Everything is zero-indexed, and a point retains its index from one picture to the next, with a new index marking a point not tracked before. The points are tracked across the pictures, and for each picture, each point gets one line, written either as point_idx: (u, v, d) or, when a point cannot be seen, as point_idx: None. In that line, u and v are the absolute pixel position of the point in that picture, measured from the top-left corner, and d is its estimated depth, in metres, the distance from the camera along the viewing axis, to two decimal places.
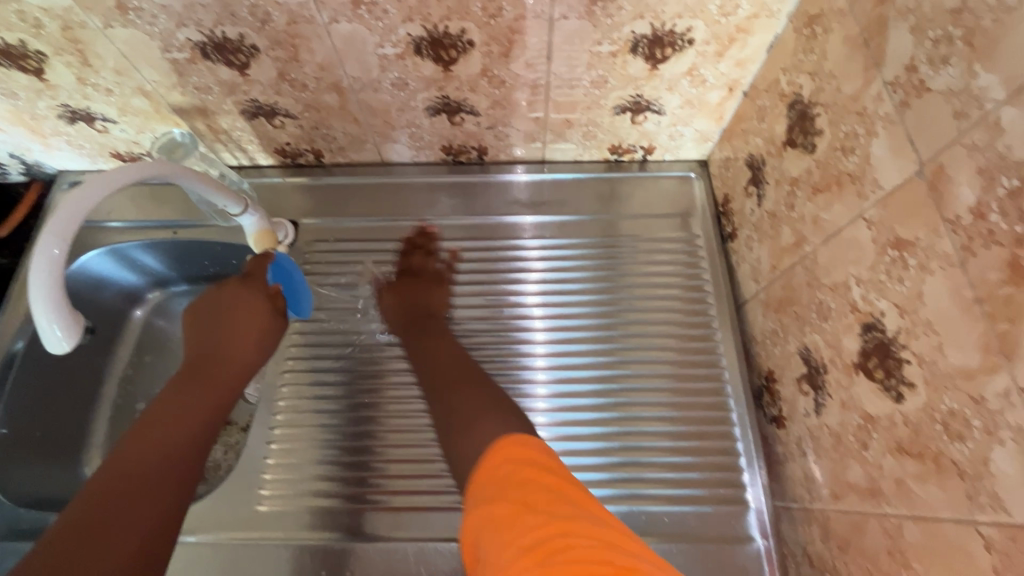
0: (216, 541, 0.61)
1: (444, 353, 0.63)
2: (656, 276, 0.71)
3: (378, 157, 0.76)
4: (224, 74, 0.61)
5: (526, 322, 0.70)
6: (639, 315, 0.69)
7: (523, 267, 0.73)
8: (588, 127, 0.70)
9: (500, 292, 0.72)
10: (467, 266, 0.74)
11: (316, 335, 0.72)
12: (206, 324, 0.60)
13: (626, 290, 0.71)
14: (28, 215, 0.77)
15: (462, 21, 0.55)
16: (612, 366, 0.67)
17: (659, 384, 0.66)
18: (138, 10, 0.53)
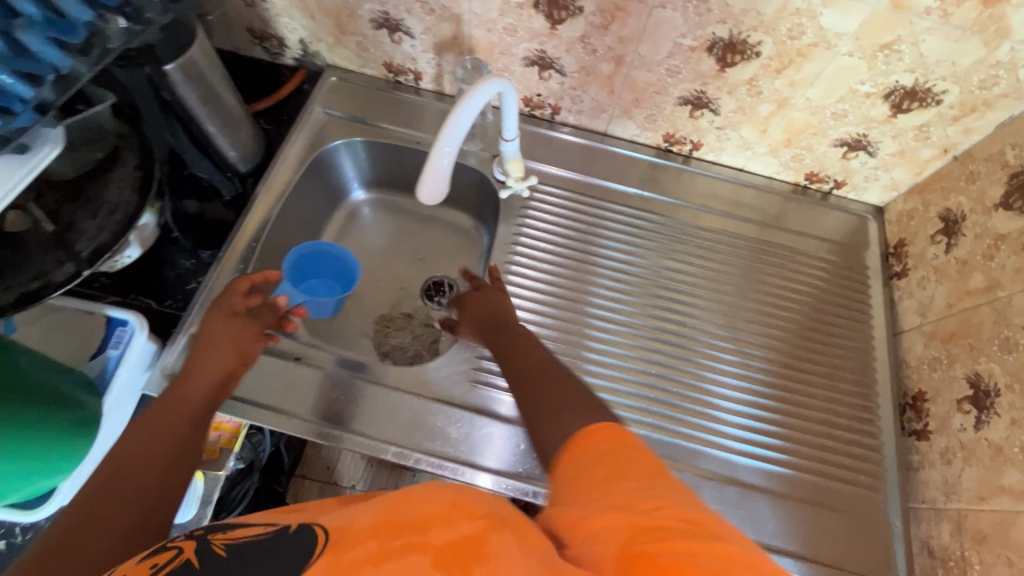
0: (423, 395, 0.71)
1: (514, 355, 0.62)
2: (823, 291, 0.81)
3: (603, 127, 0.87)
4: (538, 24, 0.72)
5: (568, 256, 0.81)
6: (802, 319, 0.79)
7: (578, 207, 0.84)
8: (802, 150, 0.80)
9: (552, 226, 0.83)
10: (650, 231, 0.84)
11: (501, 245, 0.81)
12: (201, 349, 0.62)
13: (717, 270, 0.82)
14: (291, 94, 0.88)
15: (764, 34, 0.66)
16: (671, 332, 0.77)
17: (769, 364, 0.75)
18: None
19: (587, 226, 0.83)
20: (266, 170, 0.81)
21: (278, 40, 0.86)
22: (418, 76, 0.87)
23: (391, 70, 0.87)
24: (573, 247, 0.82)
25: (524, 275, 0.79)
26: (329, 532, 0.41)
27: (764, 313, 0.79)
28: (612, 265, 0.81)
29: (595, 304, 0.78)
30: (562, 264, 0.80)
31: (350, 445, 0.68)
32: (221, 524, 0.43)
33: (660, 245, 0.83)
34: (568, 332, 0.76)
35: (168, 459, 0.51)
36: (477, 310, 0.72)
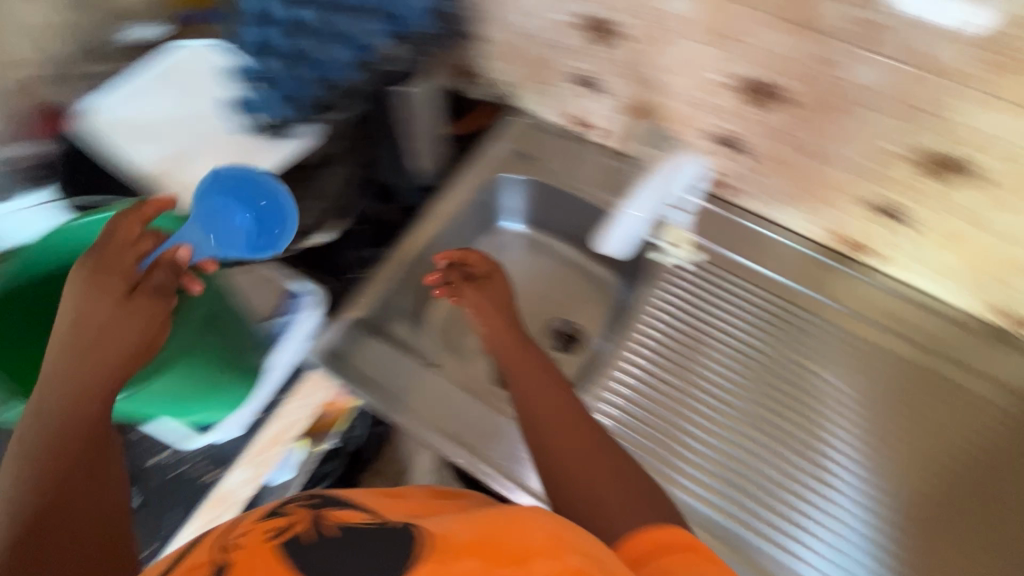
0: None
1: (544, 410, 0.62)
2: (995, 447, 0.72)
3: (771, 214, 0.85)
4: (737, 105, 0.73)
5: (703, 338, 0.81)
6: (960, 472, 0.71)
7: (726, 291, 0.84)
8: (1002, 285, 0.73)
9: (694, 304, 0.83)
10: (790, 327, 0.82)
11: (640, 311, 0.84)
12: (74, 352, 0.48)
13: (866, 394, 0.76)
14: (475, 126, 0.95)
15: (994, 159, 0.61)
16: (787, 439, 0.74)
17: (904, 512, 0.70)
18: (735, 41, 0.67)
19: (730, 313, 0.82)
20: (442, 187, 0.88)
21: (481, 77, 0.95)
22: (598, 131, 0.91)
23: (574, 121, 0.93)
24: (710, 330, 0.82)
25: (654, 346, 0.81)
26: (434, 535, 0.47)
27: (898, 437, 0.74)
28: (735, 355, 0.80)
29: (711, 393, 0.78)
30: (694, 344, 0.81)
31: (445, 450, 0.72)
32: (329, 502, 0.50)
33: (792, 344, 0.80)
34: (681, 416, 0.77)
35: (92, 492, 0.46)
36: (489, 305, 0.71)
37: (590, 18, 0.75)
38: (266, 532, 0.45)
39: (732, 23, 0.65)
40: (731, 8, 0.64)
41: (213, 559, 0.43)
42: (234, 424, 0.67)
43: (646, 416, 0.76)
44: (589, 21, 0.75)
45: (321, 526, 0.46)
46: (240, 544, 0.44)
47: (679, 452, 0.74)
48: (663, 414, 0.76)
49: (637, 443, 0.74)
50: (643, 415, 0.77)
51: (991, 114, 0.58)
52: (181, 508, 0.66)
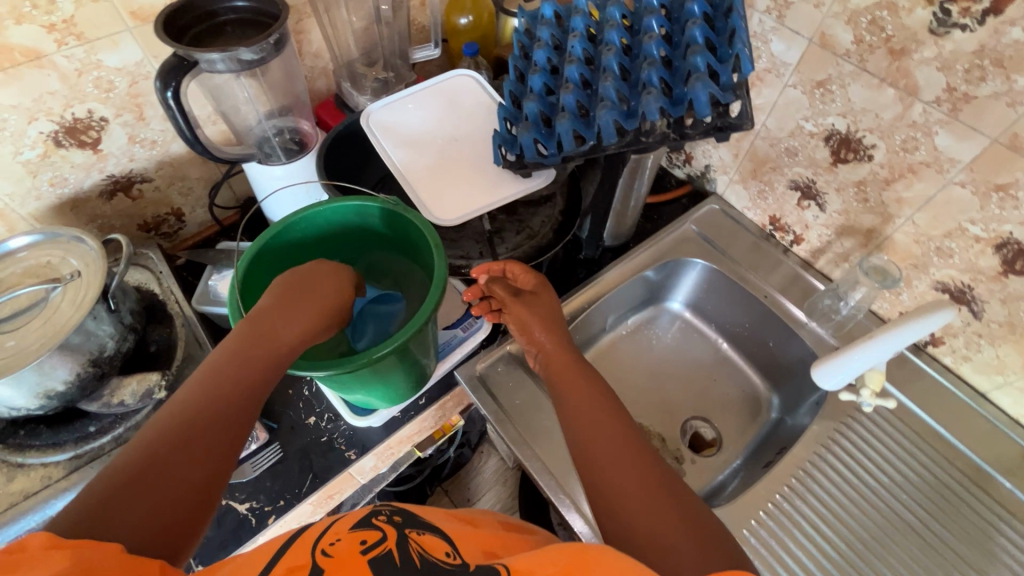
0: None
1: (592, 442, 0.55)
2: None
3: (984, 386, 0.74)
4: (985, 262, 0.66)
5: (875, 497, 0.72)
6: None
7: (911, 454, 0.74)
8: None
9: (871, 455, 0.74)
10: (977, 518, 0.69)
11: (809, 441, 0.76)
12: (281, 300, 0.52)
13: None
14: (667, 200, 0.97)
15: None
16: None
17: None
18: (1010, 197, 0.60)
19: (913, 480, 0.72)
20: (623, 253, 0.90)
21: (688, 157, 0.96)
22: (797, 241, 0.87)
23: (772, 223, 0.89)
24: (882, 490, 0.72)
25: (817, 485, 0.72)
26: (511, 570, 0.41)
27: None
28: (900, 522, 0.70)
29: (864, 556, 0.68)
30: (864, 500, 0.71)
31: (563, 510, 0.68)
32: (415, 522, 0.47)
33: (975, 533, 0.69)
34: (828, 573, 0.66)
35: (215, 437, 0.45)
36: (533, 315, 0.68)
37: (838, 131, 0.72)
38: (357, 542, 0.42)
39: (1015, 178, 0.59)
40: (1020, 163, 0.58)
41: (309, 562, 0.41)
42: (382, 415, 0.71)
43: (793, 559, 0.67)
44: (835, 134, 0.73)
45: (405, 548, 0.42)
46: (334, 549, 0.42)
47: None
48: (814, 564, 0.67)
49: None
50: (784, 558, 0.67)
51: None
52: (311, 476, 0.69)
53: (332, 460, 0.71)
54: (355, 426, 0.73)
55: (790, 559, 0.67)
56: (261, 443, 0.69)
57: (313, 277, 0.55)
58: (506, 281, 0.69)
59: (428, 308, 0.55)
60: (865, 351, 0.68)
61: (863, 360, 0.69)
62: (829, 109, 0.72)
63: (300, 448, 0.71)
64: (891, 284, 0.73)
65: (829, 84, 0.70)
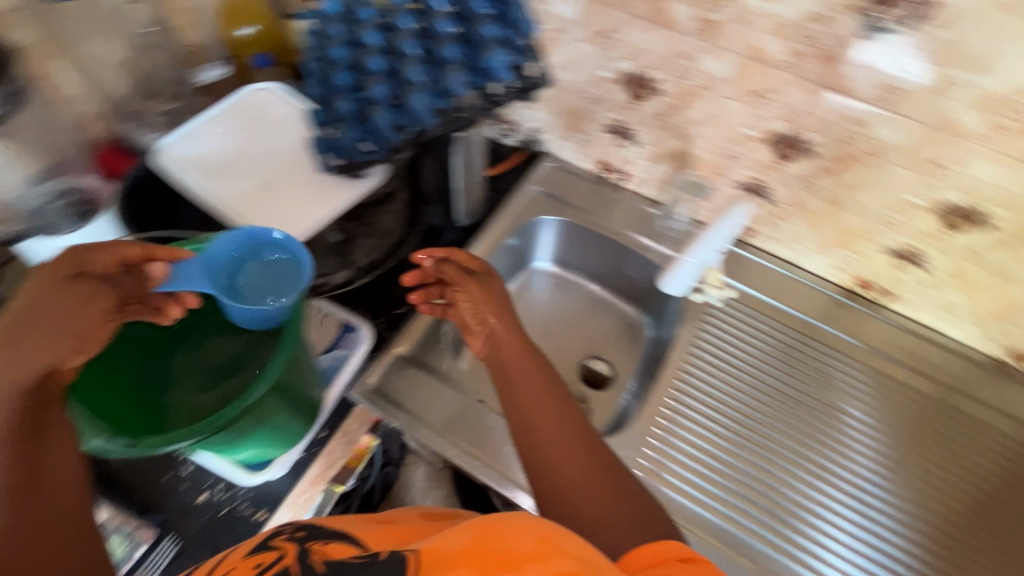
0: None
1: (544, 431, 0.58)
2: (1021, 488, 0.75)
3: (793, 257, 0.90)
4: (765, 157, 0.79)
5: (741, 372, 0.84)
6: (995, 516, 0.74)
7: (758, 329, 0.87)
8: (1012, 326, 0.78)
9: (728, 340, 0.86)
10: (816, 364, 0.85)
11: (682, 345, 0.86)
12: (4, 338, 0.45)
13: (897, 432, 0.79)
14: (508, 170, 1.01)
15: (1005, 209, 0.67)
16: (824, 470, 0.76)
17: (931, 550, 0.71)
18: (767, 99, 0.73)
19: (765, 349, 0.86)
20: (482, 228, 0.90)
21: (514, 123, 1.00)
22: (626, 177, 0.96)
23: (602, 167, 0.97)
24: (744, 365, 0.84)
25: (696, 379, 0.83)
26: (423, 554, 0.43)
27: (932, 469, 0.77)
28: (767, 388, 0.83)
29: (745, 423, 0.80)
30: (734, 379, 0.83)
31: (496, 485, 0.70)
32: (319, 533, 0.46)
33: (817, 375, 0.84)
34: (721, 447, 0.77)
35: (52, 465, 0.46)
36: (482, 296, 0.67)
37: (629, 72, 0.80)
38: (252, 567, 0.42)
39: (767, 83, 0.71)
40: (766, 70, 0.70)
41: None
42: (282, 462, 0.66)
43: (691, 447, 0.77)
44: (627, 75, 0.81)
45: (305, 559, 0.42)
46: None
47: (724, 483, 0.75)
48: (706, 443, 0.78)
49: (687, 472, 0.75)
50: (685, 449, 0.77)
51: (1003, 170, 0.64)
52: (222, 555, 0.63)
53: (241, 529, 0.64)
54: (255, 485, 0.67)
55: (690, 448, 0.77)
56: (150, 543, 0.62)
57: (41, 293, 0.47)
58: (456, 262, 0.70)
59: (257, 390, 0.50)
60: (695, 253, 0.78)
61: (699, 263, 0.79)
62: (617, 55, 0.79)
63: (199, 531, 0.64)
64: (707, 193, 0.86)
65: (610, 32, 0.77)
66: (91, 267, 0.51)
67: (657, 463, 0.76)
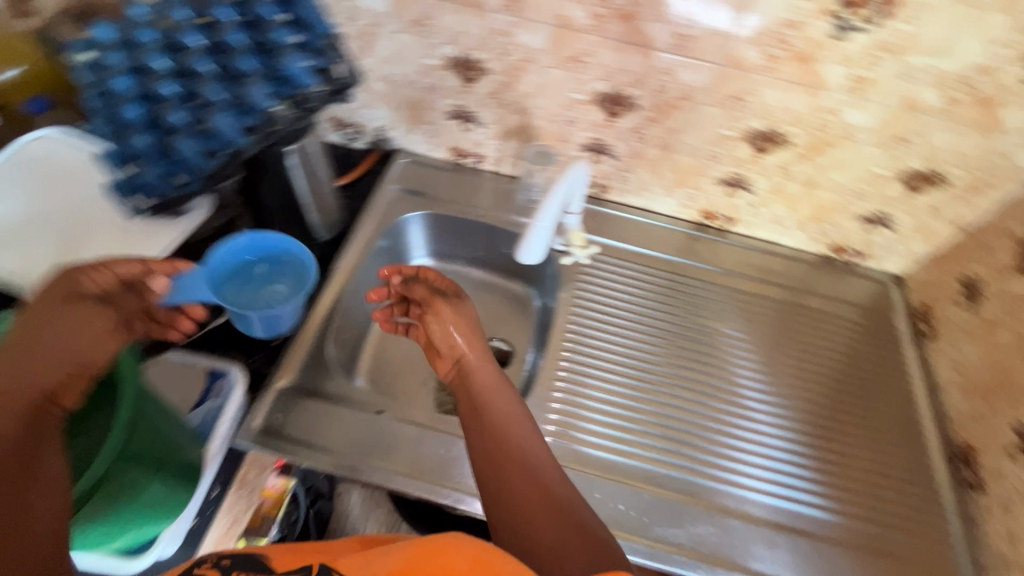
0: None
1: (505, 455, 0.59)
2: (863, 358, 0.87)
3: (646, 204, 0.97)
4: (597, 117, 0.83)
5: (622, 319, 0.89)
6: (849, 387, 0.84)
7: (630, 278, 0.93)
8: (827, 225, 0.90)
9: (606, 293, 0.91)
10: (687, 297, 0.92)
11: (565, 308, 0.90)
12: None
13: (761, 339, 0.89)
14: (363, 174, 0.98)
15: (796, 127, 0.77)
16: (715, 387, 0.83)
17: (807, 433, 0.79)
18: (583, 63, 0.77)
19: (640, 294, 0.92)
20: (345, 239, 0.88)
21: (358, 126, 0.97)
22: (481, 159, 0.97)
23: (456, 154, 0.98)
24: (626, 313, 0.90)
25: (584, 336, 0.87)
26: None
27: (798, 362, 0.86)
28: (651, 329, 0.88)
29: (636, 365, 0.85)
30: (618, 327, 0.88)
31: (410, 489, 0.69)
32: (245, 560, 0.45)
33: (690, 307, 0.91)
34: (617, 393, 0.82)
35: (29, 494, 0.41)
36: (450, 320, 0.70)
37: (454, 56, 0.81)
38: None
39: (579, 48, 0.75)
40: (576, 36, 0.73)
41: None
42: (168, 538, 0.59)
43: (589, 399, 0.81)
44: (453, 60, 0.81)
45: None
46: None
47: (624, 423, 0.79)
48: (601, 391, 0.82)
49: (589, 423, 0.79)
50: (585, 403, 0.81)
51: (785, 94, 0.73)
52: None
53: None
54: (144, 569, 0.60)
55: (588, 400, 0.81)
56: None
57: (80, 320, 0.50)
58: (426, 282, 0.74)
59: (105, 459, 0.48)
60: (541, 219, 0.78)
61: (546, 230, 0.80)
62: (438, 42, 0.79)
63: None
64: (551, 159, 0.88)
65: (425, 20, 0.77)
66: (82, 288, 0.52)
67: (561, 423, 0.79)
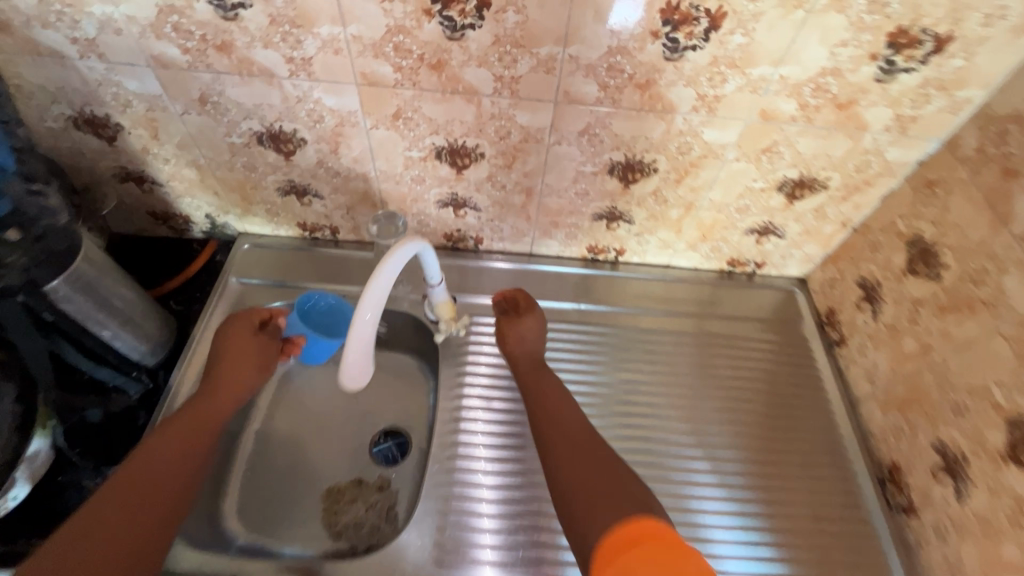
0: None
1: (562, 447, 0.62)
2: (783, 380, 0.81)
3: (528, 248, 0.87)
4: (443, 172, 0.73)
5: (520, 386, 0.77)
6: (776, 418, 0.78)
7: None
8: (718, 242, 0.83)
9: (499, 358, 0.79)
10: (591, 347, 0.81)
11: (453, 385, 0.77)
12: None
13: (681, 377, 0.80)
14: (201, 269, 0.84)
15: (657, 154, 0.69)
16: (637, 450, 0.73)
17: (745, 483, 0.72)
18: (408, 119, 0.66)
19: None
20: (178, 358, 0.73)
21: (184, 217, 0.83)
22: (335, 231, 0.85)
23: (306, 230, 0.85)
24: None
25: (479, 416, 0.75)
26: None
27: (722, 401, 0.78)
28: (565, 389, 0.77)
29: None
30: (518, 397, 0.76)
31: None
32: None
33: (605, 354, 0.81)
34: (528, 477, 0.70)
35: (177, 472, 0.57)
36: (524, 343, 0.74)
37: (261, 130, 0.68)
38: None
39: (397, 104, 0.64)
40: (389, 92, 0.63)
41: None
42: None
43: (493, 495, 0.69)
44: (261, 134, 0.69)
45: None
46: None
47: (531, 514, 0.68)
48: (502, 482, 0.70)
49: (499, 526, 0.67)
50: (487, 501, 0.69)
51: (635, 122, 0.64)
52: None
53: None
54: None
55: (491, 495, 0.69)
56: None
57: (244, 339, 0.69)
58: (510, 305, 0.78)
59: None
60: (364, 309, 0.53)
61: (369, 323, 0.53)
62: (235, 118, 0.67)
63: None
64: (400, 225, 0.74)
65: (210, 97, 0.64)
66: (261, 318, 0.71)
67: (470, 534, 0.67)
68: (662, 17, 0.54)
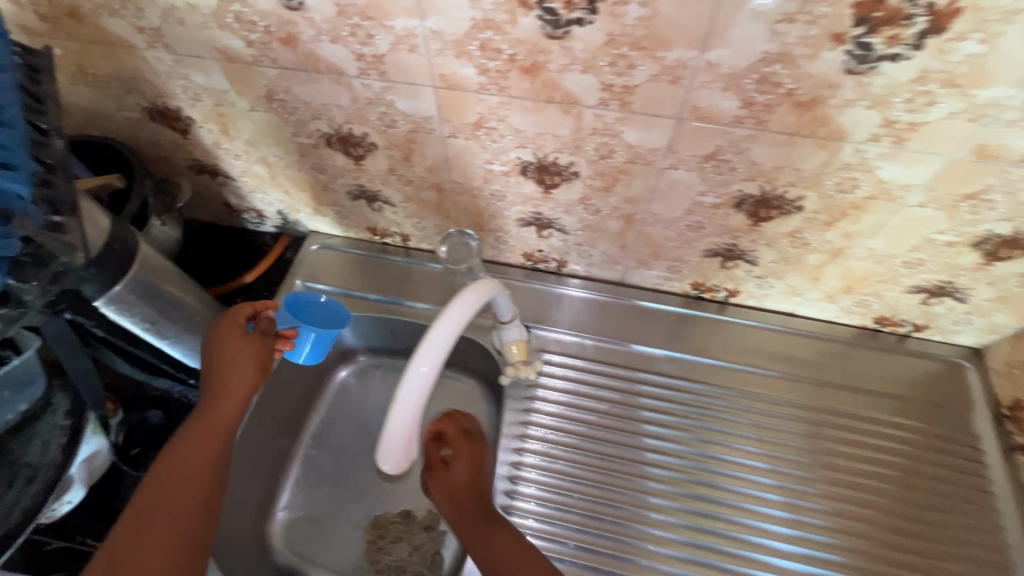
0: None
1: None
2: (936, 483, 0.63)
3: (619, 276, 0.74)
4: (528, 189, 0.62)
5: (600, 446, 0.65)
6: (918, 534, 0.60)
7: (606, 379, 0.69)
8: (867, 297, 0.65)
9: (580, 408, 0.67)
10: (685, 411, 0.67)
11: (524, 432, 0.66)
12: None
13: (794, 461, 0.64)
14: (273, 266, 0.80)
15: (806, 189, 0.52)
16: (725, 556, 0.59)
17: None
18: (491, 129, 0.55)
19: (624, 403, 0.68)
20: None
21: (256, 211, 0.79)
22: (407, 238, 0.78)
23: (375, 234, 0.78)
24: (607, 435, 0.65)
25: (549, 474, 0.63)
26: None
27: (842, 507, 0.62)
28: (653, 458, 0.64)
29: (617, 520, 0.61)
30: (596, 458, 0.64)
31: None
32: None
33: (702, 420, 0.67)
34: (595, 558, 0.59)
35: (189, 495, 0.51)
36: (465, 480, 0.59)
37: (330, 132, 0.61)
38: None
39: (480, 112, 0.53)
40: (471, 97, 0.52)
41: None
42: None
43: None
44: (329, 136, 0.61)
45: None
46: None
47: None
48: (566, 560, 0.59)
49: None
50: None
51: (783, 149, 0.49)
52: None
53: None
54: None
55: None
56: None
57: (237, 347, 0.59)
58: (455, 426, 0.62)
59: None
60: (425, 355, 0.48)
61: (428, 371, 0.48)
62: (303, 118, 0.59)
63: None
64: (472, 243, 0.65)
65: (276, 95, 0.57)
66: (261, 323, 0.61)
67: None
68: (855, 14, 0.38)
